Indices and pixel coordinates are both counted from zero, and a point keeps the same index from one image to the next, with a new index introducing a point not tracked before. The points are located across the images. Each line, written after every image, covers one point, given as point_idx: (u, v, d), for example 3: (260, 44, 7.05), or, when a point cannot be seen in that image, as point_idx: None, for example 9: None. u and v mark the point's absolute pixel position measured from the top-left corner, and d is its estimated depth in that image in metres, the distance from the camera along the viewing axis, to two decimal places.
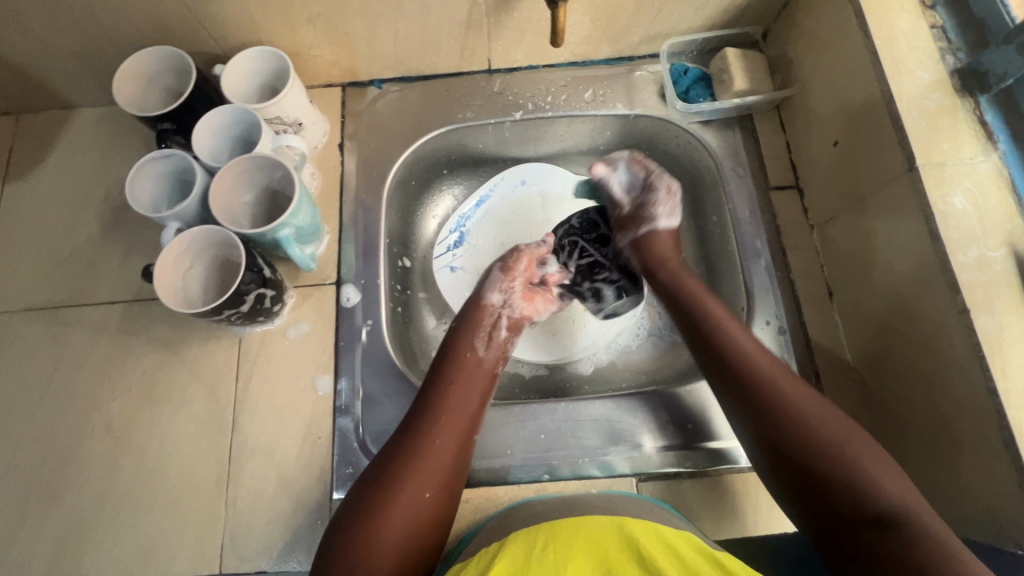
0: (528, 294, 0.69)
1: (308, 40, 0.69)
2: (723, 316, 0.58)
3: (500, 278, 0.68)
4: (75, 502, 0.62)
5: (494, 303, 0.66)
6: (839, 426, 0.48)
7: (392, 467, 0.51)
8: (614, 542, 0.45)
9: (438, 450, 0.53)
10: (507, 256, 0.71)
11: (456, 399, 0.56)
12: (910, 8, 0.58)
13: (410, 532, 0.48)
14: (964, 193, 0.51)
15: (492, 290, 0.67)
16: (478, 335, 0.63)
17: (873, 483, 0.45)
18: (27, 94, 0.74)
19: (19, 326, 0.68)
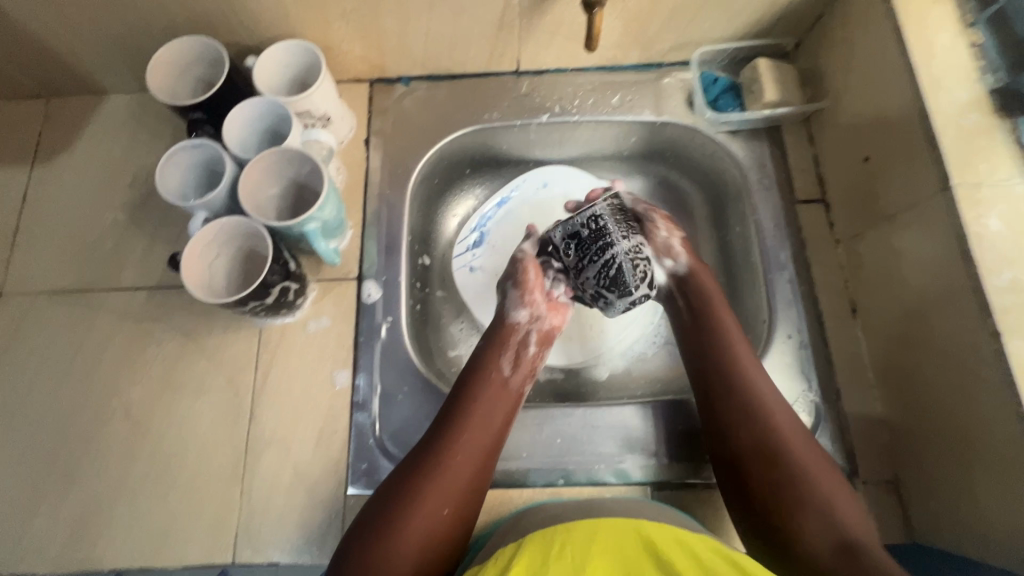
0: (551, 302, 0.66)
1: (340, 34, 0.69)
2: (730, 338, 0.61)
3: (519, 293, 0.65)
4: (92, 485, 0.63)
5: (520, 324, 0.64)
6: (822, 482, 0.52)
7: (415, 493, 0.51)
8: (632, 542, 0.45)
9: (460, 478, 0.53)
10: (514, 266, 0.67)
11: (483, 426, 0.56)
12: (950, 25, 0.57)
13: (432, 554, 0.50)
14: (1000, 216, 0.51)
15: (516, 307, 0.65)
16: (506, 357, 0.62)
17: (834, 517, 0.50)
18: (59, 79, 0.74)
19: (43, 307, 0.69)
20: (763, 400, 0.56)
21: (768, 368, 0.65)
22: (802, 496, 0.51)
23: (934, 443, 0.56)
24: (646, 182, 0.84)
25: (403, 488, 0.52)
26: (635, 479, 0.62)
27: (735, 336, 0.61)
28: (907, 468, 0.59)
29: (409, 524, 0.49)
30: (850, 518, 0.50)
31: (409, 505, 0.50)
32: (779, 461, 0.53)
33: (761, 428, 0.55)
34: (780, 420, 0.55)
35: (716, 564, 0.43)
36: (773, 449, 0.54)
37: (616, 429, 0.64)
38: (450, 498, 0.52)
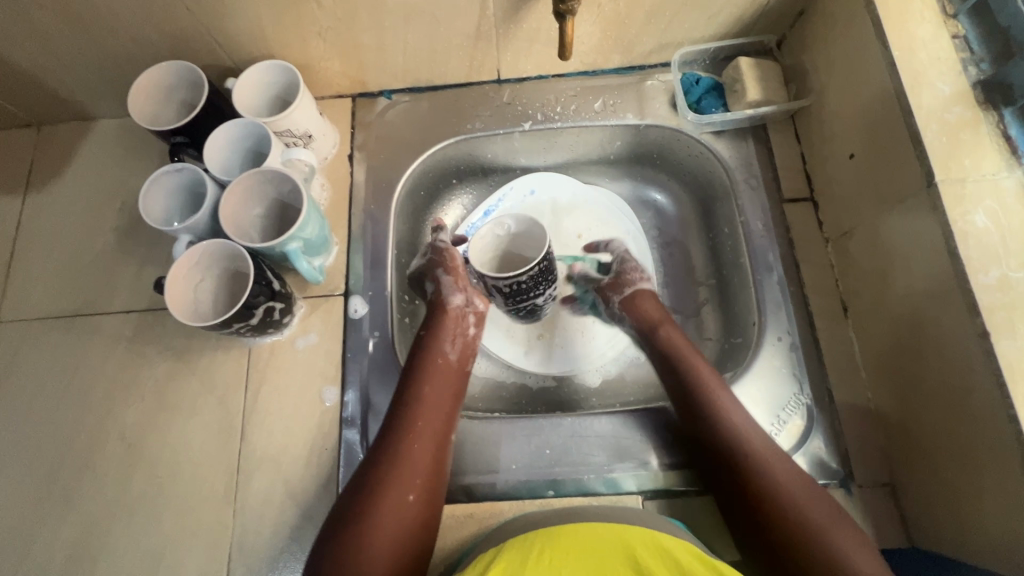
0: (454, 272, 0.69)
1: (318, 52, 0.69)
2: (696, 363, 0.63)
3: (453, 280, 0.68)
4: (90, 507, 0.64)
5: (457, 305, 0.67)
6: (826, 520, 0.51)
7: (377, 490, 0.52)
8: (612, 549, 0.45)
9: (420, 463, 0.55)
10: (428, 262, 0.71)
11: (436, 409, 0.58)
12: (930, 18, 0.56)
13: (405, 544, 0.51)
14: (986, 212, 0.50)
15: (452, 292, 0.68)
16: (443, 340, 0.64)
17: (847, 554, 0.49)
18: (49, 107, 0.76)
19: (39, 333, 0.70)
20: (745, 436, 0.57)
21: (758, 372, 0.64)
22: (807, 530, 0.51)
23: (928, 445, 0.55)
24: (634, 186, 0.84)
25: (368, 484, 0.53)
26: (625, 489, 0.62)
27: (705, 369, 0.62)
28: (903, 469, 0.58)
29: (377, 523, 0.50)
30: (850, 545, 0.50)
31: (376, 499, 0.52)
32: (776, 502, 0.53)
33: (757, 471, 0.55)
34: (774, 464, 0.55)
35: (690, 564, 0.44)
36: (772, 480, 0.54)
37: (606, 439, 0.64)
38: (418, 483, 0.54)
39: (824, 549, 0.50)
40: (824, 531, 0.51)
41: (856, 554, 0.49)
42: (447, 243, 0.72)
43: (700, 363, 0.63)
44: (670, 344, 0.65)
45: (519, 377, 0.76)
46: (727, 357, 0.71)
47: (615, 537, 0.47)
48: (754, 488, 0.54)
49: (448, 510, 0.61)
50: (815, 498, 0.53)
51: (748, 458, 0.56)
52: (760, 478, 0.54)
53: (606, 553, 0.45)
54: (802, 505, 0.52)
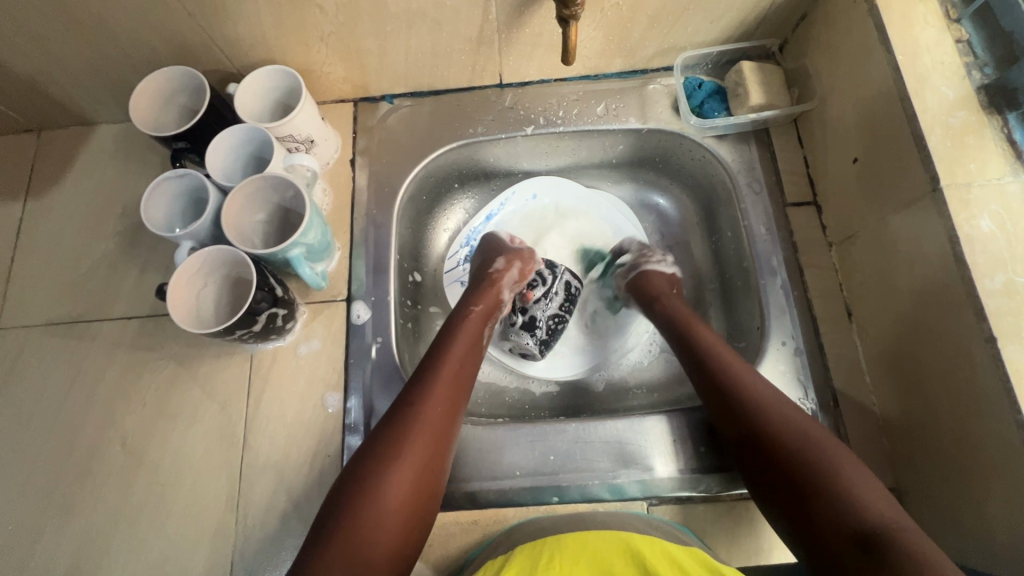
0: (523, 275, 0.71)
1: (320, 57, 0.69)
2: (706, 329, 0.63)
3: (518, 279, 0.70)
4: (92, 515, 0.63)
5: (503, 299, 0.68)
6: (835, 459, 0.47)
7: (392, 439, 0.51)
8: (617, 555, 0.46)
9: (436, 424, 0.53)
10: (510, 250, 0.73)
11: (456, 385, 0.56)
12: (934, 22, 0.56)
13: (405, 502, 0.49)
14: (992, 216, 0.49)
15: (508, 289, 0.69)
16: (484, 322, 0.65)
17: (852, 493, 0.45)
18: (49, 112, 0.75)
19: (39, 340, 0.70)
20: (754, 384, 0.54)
21: (763, 377, 0.64)
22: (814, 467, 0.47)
23: (932, 450, 0.55)
24: (637, 190, 0.84)
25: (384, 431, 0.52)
26: (630, 494, 0.62)
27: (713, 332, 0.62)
28: (908, 474, 0.58)
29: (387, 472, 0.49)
30: (862, 487, 0.45)
31: (384, 468, 0.49)
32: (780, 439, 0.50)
33: (764, 409, 0.52)
34: (782, 406, 0.52)
35: (691, 566, 0.45)
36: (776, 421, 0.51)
37: (611, 444, 0.63)
38: (427, 455, 0.51)
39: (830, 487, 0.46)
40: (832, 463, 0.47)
41: (869, 495, 0.45)
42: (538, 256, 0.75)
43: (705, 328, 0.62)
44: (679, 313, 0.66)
45: (522, 383, 0.76)
46: None
47: (621, 545, 0.47)
48: (763, 428, 0.51)
49: (453, 516, 0.61)
50: (828, 441, 0.49)
51: (757, 398, 0.53)
52: (769, 418, 0.51)
53: (613, 558, 0.45)
54: (812, 445, 0.48)
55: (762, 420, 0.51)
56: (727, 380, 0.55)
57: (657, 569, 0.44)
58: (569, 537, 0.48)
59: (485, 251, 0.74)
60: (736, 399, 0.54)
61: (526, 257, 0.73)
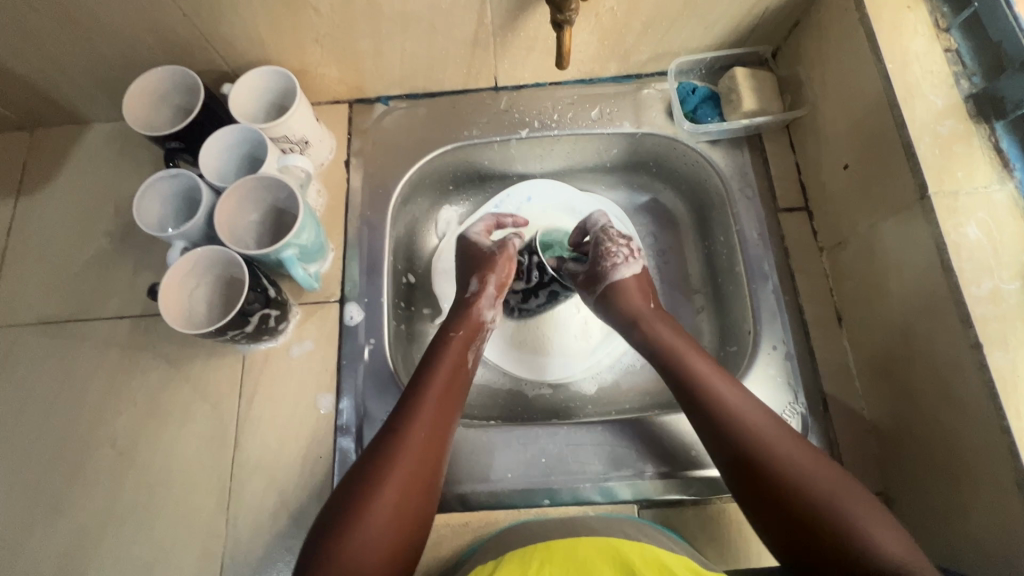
0: (500, 287, 0.70)
1: (315, 58, 0.69)
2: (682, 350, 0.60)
3: (495, 292, 0.69)
4: (81, 516, 0.63)
5: (485, 319, 0.67)
6: (839, 492, 0.47)
7: (375, 480, 0.50)
8: (605, 559, 0.46)
9: (422, 457, 0.52)
10: (485, 259, 0.72)
11: (441, 412, 0.56)
12: (923, 31, 0.57)
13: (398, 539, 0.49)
14: (978, 223, 0.50)
15: (488, 307, 0.68)
16: (469, 343, 0.63)
17: (869, 536, 0.44)
18: (42, 110, 0.75)
19: (29, 339, 0.69)
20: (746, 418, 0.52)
21: (754, 381, 0.64)
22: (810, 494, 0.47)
23: (919, 455, 0.55)
24: (630, 194, 0.84)
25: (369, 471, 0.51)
26: (621, 497, 0.62)
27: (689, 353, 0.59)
28: (895, 479, 0.58)
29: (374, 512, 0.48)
30: (867, 519, 0.45)
31: (371, 508, 0.48)
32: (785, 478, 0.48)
33: (750, 435, 0.51)
34: (762, 429, 0.51)
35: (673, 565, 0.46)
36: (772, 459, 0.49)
37: (600, 447, 0.64)
38: (411, 485, 0.51)
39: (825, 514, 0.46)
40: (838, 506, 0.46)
41: (878, 533, 0.44)
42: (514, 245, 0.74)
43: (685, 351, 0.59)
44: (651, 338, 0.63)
45: (515, 385, 0.76)
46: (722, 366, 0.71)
47: (603, 545, 0.48)
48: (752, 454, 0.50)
49: (443, 519, 0.61)
50: (827, 478, 0.48)
51: (744, 429, 0.52)
52: (757, 443, 0.50)
53: (594, 558, 0.46)
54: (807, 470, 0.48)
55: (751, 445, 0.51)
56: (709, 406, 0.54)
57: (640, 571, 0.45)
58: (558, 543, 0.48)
59: (467, 263, 0.72)
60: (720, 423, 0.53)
61: (490, 259, 0.71)
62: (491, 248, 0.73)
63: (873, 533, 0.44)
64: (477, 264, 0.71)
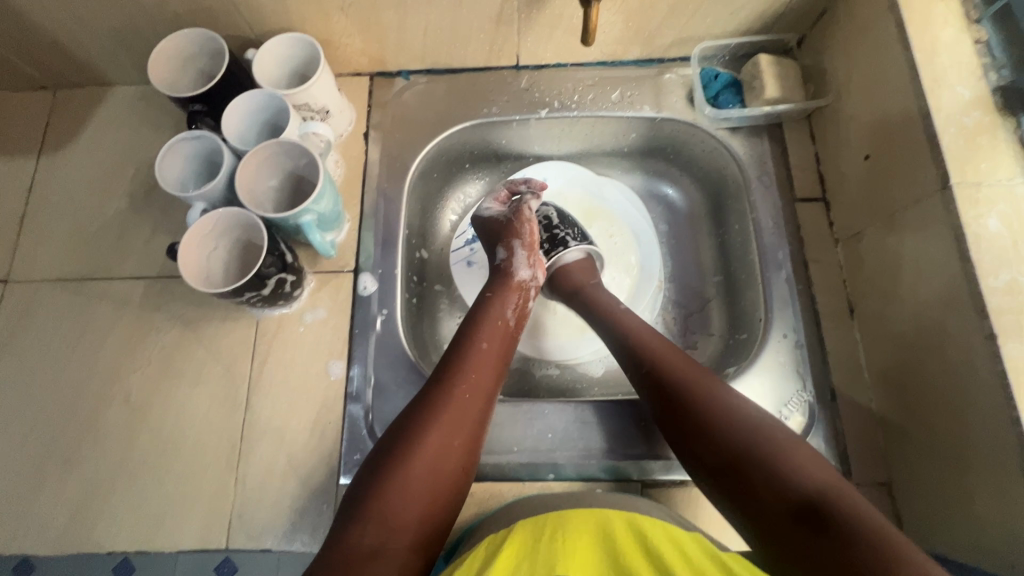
0: (531, 247, 0.68)
1: (339, 28, 0.69)
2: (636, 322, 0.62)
3: (527, 254, 0.67)
4: (93, 468, 0.64)
5: (524, 277, 0.66)
6: (770, 444, 0.48)
7: (421, 428, 0.51)
8: (621, 531, 0.47)
9: (469, 408, 0.53)
10: (504, 226, 0.70)
11: (486, 369, 0.57)
12: (954, 22, 0.56)
13: (440, 484, 0.49)
14: (999, 216, 0.50)
15: (522, 266, 0.66)
16: (506, 303, 0.63)
17: (797, 474, 0.45)
18: (65, 70, 0.75)
19: (48, 295, 0.70)
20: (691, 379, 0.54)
21: (763, 367, 0.64)
22: (756, 459, 0.47)
23: (926, 446, 0.56)
24: (646, 180, 0.84)
25: (411, 418, 0.52)
26: (625, 476, 0.62)
27: (649, 331, 0.61)
28: (900, 469, 0.59)
29: (418, 456, 0.49)
30: (802, 459, 0.46)
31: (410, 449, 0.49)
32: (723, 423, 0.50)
33: (703, 401, 0.52)
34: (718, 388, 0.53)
35: (707, 568, 0.44)
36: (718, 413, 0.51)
37: (608, 425, 0.64)
38: (455, 433, 0.51)
39: (774, 481, 0.45)
40: (779, 451, 0.47)
41: (807, 468, 0.46)
42: (531, 209, 0.71)
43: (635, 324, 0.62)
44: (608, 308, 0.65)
45: (523, 364, 0.77)
46: (731, 353, 0.71)
47: (628, 526, 0.48)
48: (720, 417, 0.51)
49: None
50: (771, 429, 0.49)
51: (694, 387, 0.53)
52: (714, 415, 0.51)
53: (623, 546, 0.46)
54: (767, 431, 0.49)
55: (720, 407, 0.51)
56: (679, 384, 0.54)
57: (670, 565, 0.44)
58: (569, 513, 0.49)
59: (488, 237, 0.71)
60: (687, 393, 0.53)
61: (510, 227, 0.69)
62: (506, 215, 0.71)
63: (807, 471, 0.45)
64: (497, 233, 0.70)
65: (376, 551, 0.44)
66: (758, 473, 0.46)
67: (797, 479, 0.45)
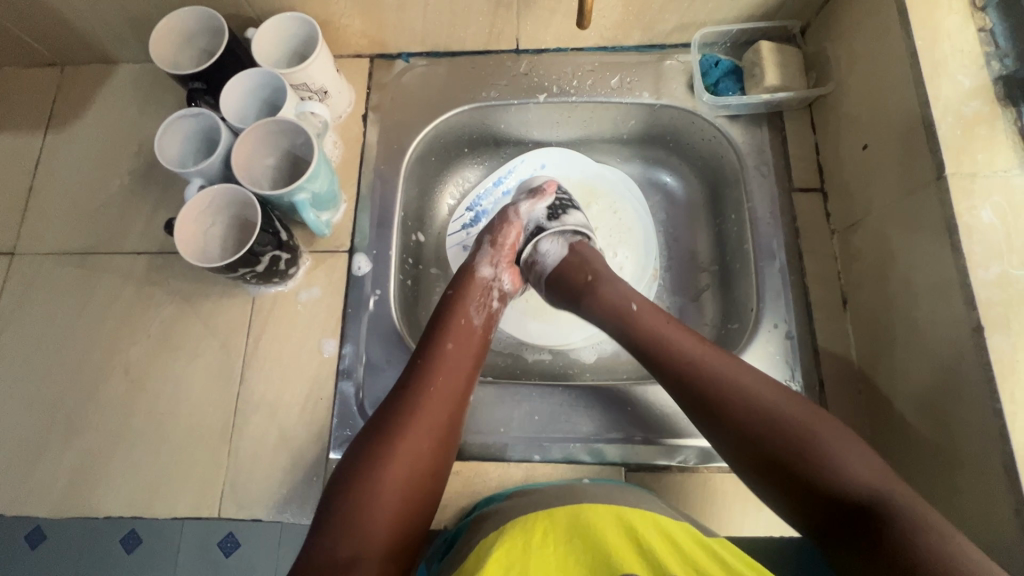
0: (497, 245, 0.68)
1: (339, 9, 0.70)
2: (642, 308, 0.60)
3: (490, 251, 0.67)
4: (93, 436, 0.66)
5: (484, 275, 0.66)
6: (811, 437, 0.47)
7: (388, 436, 0.51)
8: (613, 528, 0.48)
9: (435, 411, 0.54)
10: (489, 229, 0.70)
11: (449, 369, 0.57)
12: (958, 9, 0.55)
13: (413, 490, 0.50)
14: (994, 207, 0.49)
15: (482, 264, 0.67)
16: (469, 302, 0.63)
17: (847, 474, 0.45)
18: (72, 47, 0.77)
19: (52, 267, 0.72)
20: (712, 377, 0.52)
21: (751, 357, 0.64)
22: (793, 465, 0.47)
23: (911, 439, 0.55)
24: (645, 168, 0.84)
25: (381, 426, 0.52)
26: (609, 459, 0.63)
27: (651, 314, 0.59)
28: (885, 461, 0.59)
29: (386, 465, 0.50)
30: (844, 452, 0.46)
31: (377, 461, 0.50)
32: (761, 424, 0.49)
33: (731, 401, 0.51)
34: (745, 383, 0.51)
35: (705, 565, 0.45)
36: (752, 417, 0.49)
37: (595, 410, 0.65)
38: (420, 438, 0.52)
39: (819, 478, 0.46)
40: (822, 449, 0.47)
41: (851, 461, 0.46)
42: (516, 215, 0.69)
43: (637, 304, 0.60)
44: (617, 291, 0.62)
45: (515, 347, 0.77)
46: (722, 342, 0.71)
47: (621, 525, 0.48)
48: (746, 427, 0.49)
49: None
50: (803, 424, 0.49)
51: (718, 385, 0.52)
52: (749, 416, 0.50)
53: (616, 543, 0.46)
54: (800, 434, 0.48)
55: (737, 418, 0.50)
56: (703, 385, 0.52)
57: (667, 562, 0.45)
58: (536, 515, 0.50)
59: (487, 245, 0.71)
60: (713, 390, 0.52)
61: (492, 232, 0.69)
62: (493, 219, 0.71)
63: (856, 470, 0.46)
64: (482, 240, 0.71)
65: (353, 560, 0.45)
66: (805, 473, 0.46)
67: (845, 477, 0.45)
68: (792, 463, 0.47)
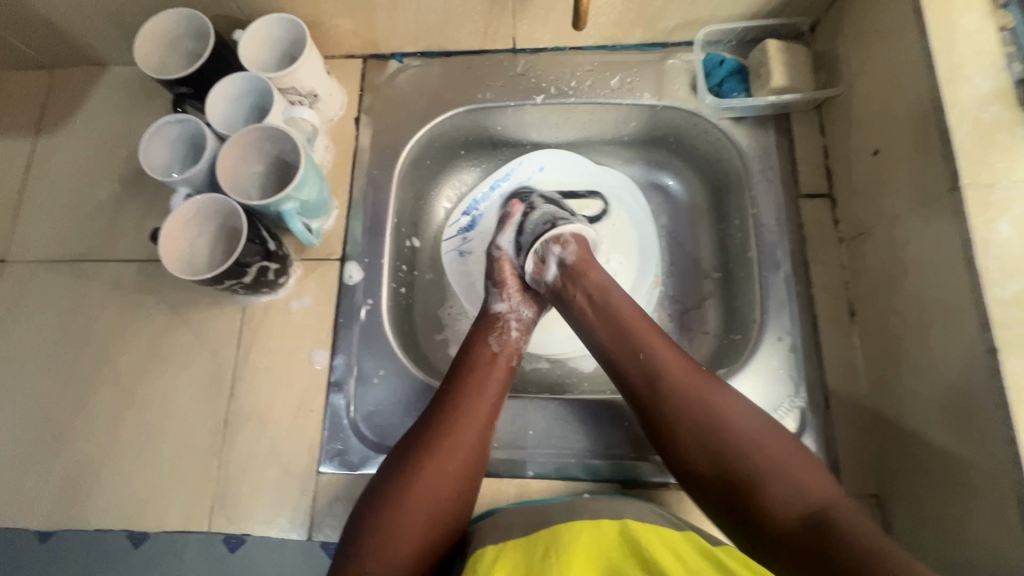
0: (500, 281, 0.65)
1: (328, 9, 0.67)
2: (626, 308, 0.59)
3: (496, 289, 0.65)
4: (84, 448, 0.65)
5: (501, 309, 0.64)
6: (777, 454, 0.49)
7: (414, 467, 0.50)
8: (615, 543, 0.47)
9: (461, 439, 0.53)
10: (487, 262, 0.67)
11: (476, 395, 0.55)
12: (978, 7, 0.52)
13: (438, 520, 0.50)
14: (1012, 221, 0.47)
15: (494, 299, 0.65)
16: (490, 332, 0.61)
17: (802, 491, 0.47)
18: (60, 50, 0.75)
19: (42, 276, 0.71)
20: (691, 396, 0.52)
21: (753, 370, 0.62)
22: (755, 480, 0.48)
23: (918, 460, 0.53)
24: (646, 170, 0.81)
25: (407, 457, 0.51)
26: (604, 476, 0.61)
27: (640, 319, 0.58)
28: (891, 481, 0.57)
29: (412, 497, 0.49)
30: (799, 471, 0.48)
31: (405, 495, 0.49)
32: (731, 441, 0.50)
33: (704, 415, 0.51)
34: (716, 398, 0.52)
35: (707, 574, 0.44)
36: (724, 438, 0.50)
37: (591, 425, 0.63)
38: (446, 469, 0.51)
39: (778, 491, 0.47)
40: (781, 467, 0.48)
41: (804, 479, 0.48)
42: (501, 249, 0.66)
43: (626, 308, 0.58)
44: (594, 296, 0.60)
45: None
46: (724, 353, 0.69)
47: (623, 539, 0.47)
48: (713, 447, 0.50)
49: None
50: (765, 441, 0.50)
51: (695, 400, 0.52)
52: (723, 431, 0.51)
53: (615, 555, 0.46)
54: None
55: (708, 431, 0.51)
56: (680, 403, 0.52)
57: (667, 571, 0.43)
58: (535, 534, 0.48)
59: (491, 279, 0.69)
60: (688, 402, 0.52)
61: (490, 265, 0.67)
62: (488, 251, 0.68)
63: (810, 486, 0.48)
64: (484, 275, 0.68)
65: None
66: (769, 490, 0.47)
67: (806, 491, 0.47)
68: (755, 478, 0.48)
